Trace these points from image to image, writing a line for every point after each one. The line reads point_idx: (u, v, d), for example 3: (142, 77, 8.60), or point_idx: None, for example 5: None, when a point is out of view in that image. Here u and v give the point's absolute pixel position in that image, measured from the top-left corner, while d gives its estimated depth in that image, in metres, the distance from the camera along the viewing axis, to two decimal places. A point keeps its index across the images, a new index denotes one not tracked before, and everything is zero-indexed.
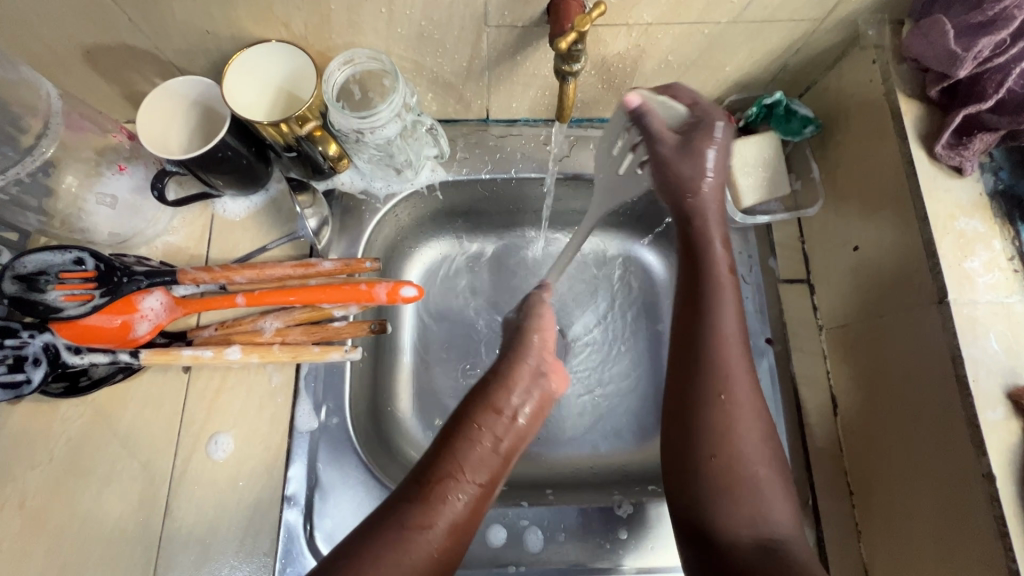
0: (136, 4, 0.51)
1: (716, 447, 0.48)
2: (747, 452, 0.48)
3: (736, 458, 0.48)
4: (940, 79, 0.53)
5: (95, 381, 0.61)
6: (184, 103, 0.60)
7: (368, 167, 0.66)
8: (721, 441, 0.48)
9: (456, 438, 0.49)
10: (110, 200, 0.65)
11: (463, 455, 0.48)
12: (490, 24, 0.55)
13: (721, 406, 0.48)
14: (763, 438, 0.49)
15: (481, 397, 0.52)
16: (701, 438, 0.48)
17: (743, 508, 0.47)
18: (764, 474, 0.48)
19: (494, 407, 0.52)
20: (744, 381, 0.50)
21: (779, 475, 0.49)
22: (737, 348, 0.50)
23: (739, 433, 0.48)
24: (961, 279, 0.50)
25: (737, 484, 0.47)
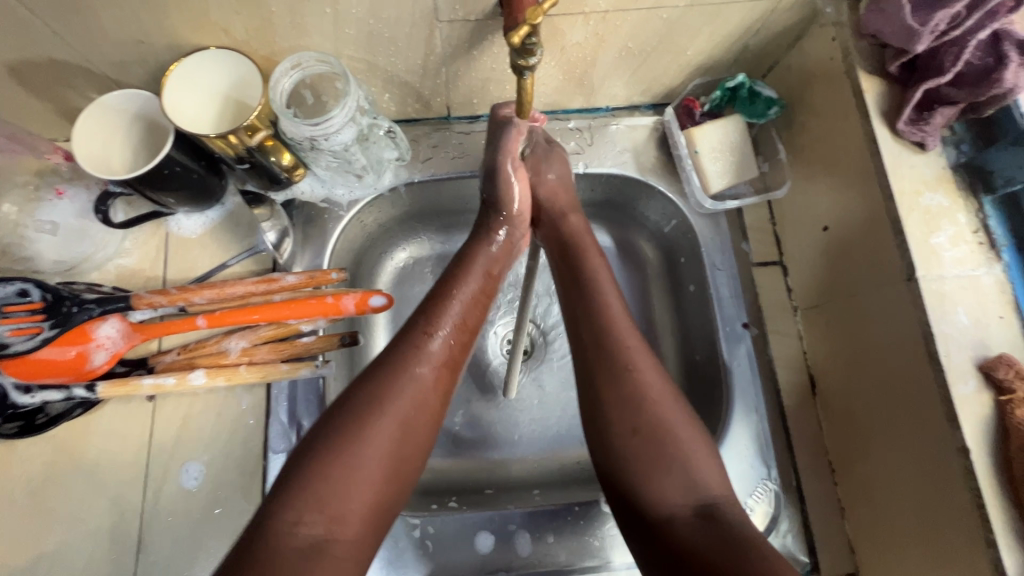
0: (60, 16, 0.48)
1: (635, 419, 0.48)
2: (670, 427, 0.48)
3: (652, 420, 0.48)
4: (899, 54, 0.52)
5: (52, 418, 0.58)
6: (124, 117, 0.57)
7: (327, 174, 0.64)
8: (639, 415, 0.48)
9: (405, 342, 0.52)
10: (50, 228, 0.61)
11: (413, 360, 0.50)
12: (441, 19, 0.53)
13: (633, 377, 0.50)
14: (679, 405, 0.50)
15: (420, 314, 0.54)
16: (616, 411, 0.49)
17: (672, 476, 0.46)
18: (691, 445, 0.48)
19: (438, 314, 0.54)
20: (648, 358, 0.51)
21: (704, 442, 0.49)
22: (631, 331, 0.53)
23: (653, 403, 0.49)
24: (929, 255, 0.50)
25: (660, 454, 0.47)
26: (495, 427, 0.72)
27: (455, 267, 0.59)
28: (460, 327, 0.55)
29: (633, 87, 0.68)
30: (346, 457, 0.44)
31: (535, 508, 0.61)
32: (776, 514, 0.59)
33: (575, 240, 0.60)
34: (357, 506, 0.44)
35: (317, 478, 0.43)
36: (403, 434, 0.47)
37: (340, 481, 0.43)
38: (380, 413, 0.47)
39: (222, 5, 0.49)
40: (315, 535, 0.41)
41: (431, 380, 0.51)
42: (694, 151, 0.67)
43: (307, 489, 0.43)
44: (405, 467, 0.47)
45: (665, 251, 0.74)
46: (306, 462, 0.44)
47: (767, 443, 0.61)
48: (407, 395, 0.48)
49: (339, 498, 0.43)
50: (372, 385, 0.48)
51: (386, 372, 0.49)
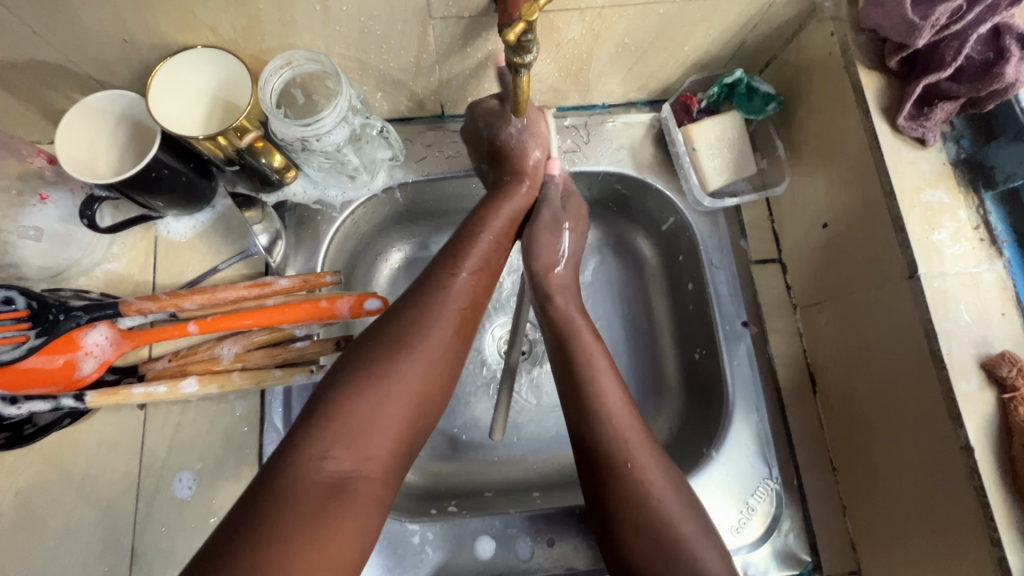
0: (39, 14, 0.46)
1: (637, 515, 0.47)
2: (674, 519, 0.47)
3: (655, 515, 0.47)
4: (899, 49, 0.51)
5: (40, 429, 0.57)
6: (109, 119, 0.55)
7: (319, 175, 0.63)
8: (643, 515, 0.47)
9: (431, 284, 0.53)
10: (35, 233, 0.59)
11: (438, 299, 0.51)
12: (434, 15, 0.51)
13: (629, 467, 0.49)
14: (683, 500, 0.49)
15: (445, 255, 0.55)
16: (617, 500, 0.48)
17: (680, 571, 0.45)
18: (696, 540, 0.46)
19: (462, 256, 0.55)
20: (648, 452, 0.50)
21: (707, 532, 0.47)
22: (632, 424, 0.52)
23: (659, 501, 0.48)
24: (930, 252, 0.50)
25: (666, 552, 0.45)
26: (494, 429, 0.71)
27: (482, 209, 0.59)
28: (483, 270, 0.56)
29: (629, 84, 0.67)
30: (374, 390, 0.45)
31: (535, 511, 0.60)
32: (778, 514, 0.58)
33: (567, 324, 0.58)
34: (383, 440, 0.44)
35: (346, 411, 0.43)
36: (429, 370, 0.48)
37: (367, 413, 0.44)
38: (407, 350, 0.48)
39: (207, 3, 0.47)
40: (341, 471, 0.41)
41: (455, 318, 0.51)
42: (692, 148, 0.66)
43: (336, 421, 0.43)
44: (429, 403, 0.48)
45: (664, 248, 0.73)
46: (333, 396, 0.44)
47: (767, 442, 0.61)
48: (433, 334, 0.49)
49: (365, 434, 0.43)
50: (399, 325, 0.49)
51: (413, 311, 0.50)
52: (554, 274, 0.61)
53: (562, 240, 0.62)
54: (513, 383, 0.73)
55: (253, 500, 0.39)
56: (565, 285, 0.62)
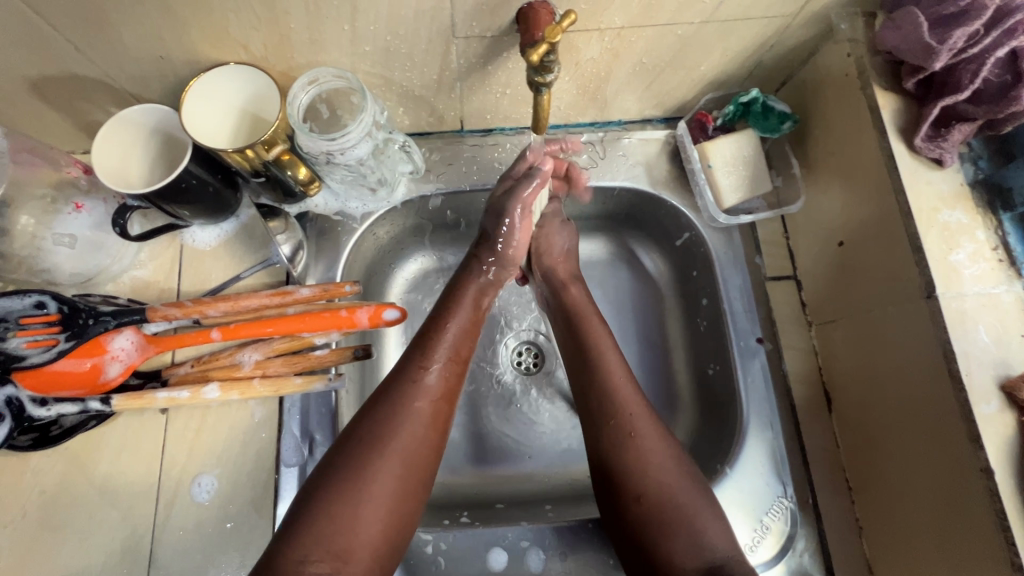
0: (82, 32, 0.49)
1: (640, 486, 0.50)
2: (673, 483, 0.50)
3: (660, 488, 0.49)
4: (915, 71, 0.52)
5: (66, 430, 0.58)
6: (142, 131, 0.57)
7: (341, 188, 0.64)
8: (645, 478, 0.50)
9: (400, 375, 0.53)
10: (70, 240, 0.61)
11: (410, 397, 0.51)
12: (458, 35, 0.53)
13: (633, 444, 0.52)
14: (681, 461, 0.51)
15: (415, 348, 0.55)
16: (624, 476, 0.50)
17: (683, 534, 0.47)
18: (692, 499, 0.49)
19: (431, 349, 0.55)
20: (647, 420, 0.53)
21: (704, 496, 0.50)
22: (637, 399, 0.54)
23: (657, 465, 0.50)
24: (948, 272, 0.50)
25: (670, 515, 0.48)
26: (506, 441, 0.71)
27: (447, 300, 0.60)
28: (454, 360, 0.56)
29: (645, 102, 0.68)
30: (348, 497, 0.46)
31: (546, 524, 0.60)
32: (792, 533, 0.58)
33: (577, 309, 0.62)
34: (363, 542, 0.46)
35: (321, 517, 0.45)
36: (403, 467, 0.48)
37: (345, 517, 0.45)
38: (382, 453, 0.48)
39: (242, 21, 0.49)
40: (321, 574, 0.43)
41: (430, 413, 0.52)
42: (707, 165, 0.67)
43: (309, 527, 0.44)
44: (410, 494, 0.49)
45: (681, 264, 0.73)
46: (316, 500, 0.46)
47: (782, 460, 0.60)
48: (406, 431, 0.50)
49: (343, 536, 0.45)
50: (373, 423, 0.49)
51: (386, 412, 0.50)
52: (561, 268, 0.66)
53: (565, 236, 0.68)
54: (525, 396, 0.73)
55: None
56: (573, 275, 0.66)
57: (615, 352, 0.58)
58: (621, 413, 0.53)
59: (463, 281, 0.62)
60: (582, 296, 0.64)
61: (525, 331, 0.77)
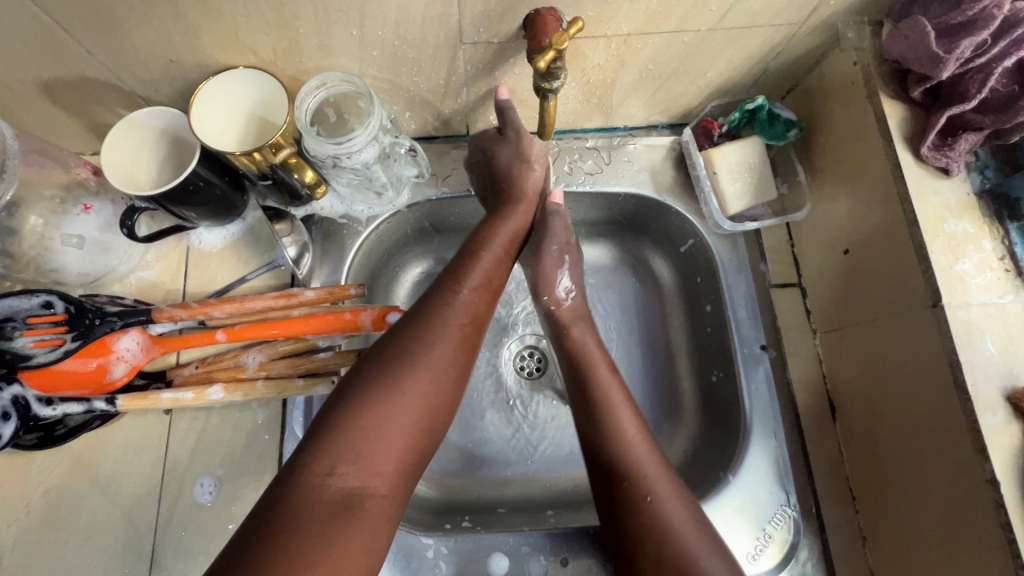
0: (94, 36, 0.49)
1: (658, 550, 0.46)
2: (694, 552, 0.46)
3: (681, 559, 0.45)
4: (922, 80, 0.52)
5: (71, 430, 0.58)
6: (151, 133, 0.58)
7: (347, 191, 0.65)
8: (664, 545, 0.46)
9: (431, 298, 0.52)
10: (77, 241, 0.62)
11: (442, 316, 0.50)
12: (466, 41, 0.53)
13: (650, 507, 0.48)
14: (702, 529, 0.48)
15: (446, 274, 0.54)
16: (638, 540, 0.47)
17: None
18: (717, 574, 0.45)
19: (464, 272, 0.54)
20: (666, 482, 0.50)
21: (728, 567, 0.46)
22: (653, 458, 0.51)
23: (678, 532, 0.47)
24: (954, 282, 0.50)
25: None
26: (508, 446, 0.71)
27: (483, 230, 0.59)
28: (486, 287, 0.55)
29: (651, 108, 0.68)
30: (376, 410, 0.44)
31: (548, 530, 0.60)
32: (795, 542, 0.58)
33: (581, 354, 0.60)
34: (389, 454, 0.43)
35: (348, 429, 0.42)
36: (433, 386, 0.47)
37: (373, 426, 0.43)
38: (413, 366, 0.46)
39: (252, 26, 0.50)
40: (346, 487, 0.40)
41: (461, 332, 0.50)
42: (713, 172, 0.67)
43: (337, 438, 0.42)
44: (438, 413, 0.47)
45: (686, 270, 0.73)
46: (342, 412, 0.43)
47: (786, 469, 0.60)
48: (437, 352, 0.48)
49: (370, 448, 0.42)
50: (403, 340, 0.48)
51: (417, 328, 0.49)
52: (563, 307, 0.64)
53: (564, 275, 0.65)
54: (528, 401, 0.73)
55: (265, 518, 0.38)
56: (578, 317, 0.63)
57: (609, 369, 0.58)
58: (633, 474, 0.50)
59: (494, 216, 0.61)
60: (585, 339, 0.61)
61: (528, 336, 0.77)
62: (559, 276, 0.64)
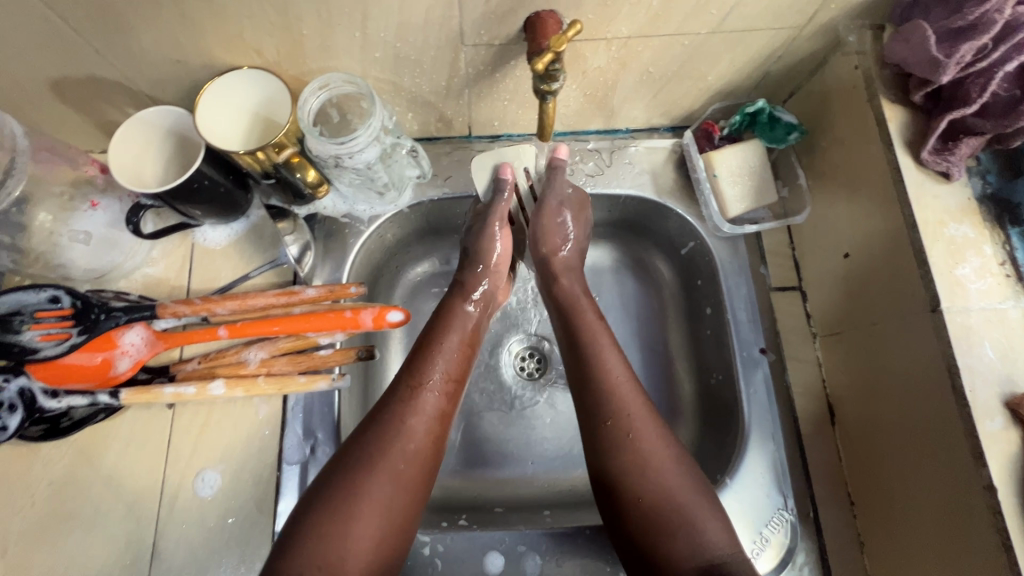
0: (102, 36, 0.50)
1: (638, 486, 0.50)
2: (672, 486, 0.50)
3: (660, 491, 0.50)
4: (923, 84, 0.52)
5: (76, 423, 0.59)
6: (157, 132, 0.59)
7: (350, 191, 0.65)
8: (643, 481, 0.50)
9: (394, 396, 0.54)
10: (84, 237, 0.63)
11: (404, 415, 0.53)
12: (466, 43, 0.54)
13: (633, 445, 0.52)
14: (682, 464, 0.52)
15: (405, 368, 0.57)
16: (621, 477, 0.51)
17: (682, 538, 0.48)
18: (692, 503, 0.49)
19: (425, 367, 0.56)
20: (649, 424, 0.53)
21: (705, 497, 0.50)
22: (637, 399, 0.54)
23: (656, 468, 0.51)
24: (953, 286, 0.49)
25: (668, 519, 0.49)
26: (507, 446, 0.72)
27: (439, 321, 0.61)
28: (447, 380, 0.57)
29: (652, 110, 0.68)
30: (341, 512, 0.47)
31: (544, 530, 0.60)
32: (793, 546, 0.57)
33: (572, 304, 0.62)
34: (356, 557, 0.46)
35: (315, 537, 0.46)
36: (395, 486, 0.50)
37: (338, 531, 0.46)
38: (372, 471, 0.49)
39: (256, 27, 0.50)
40: None
41: (423, 429, 0.53)
42: (712, 175, 0.67)
43: (304, 545, 0.45)
44: (402, 510, 0.50)
45: (687, 273, 0.73)
46: (309, 519, 0.47)
47: (783, 472, 0.60)
48: (399, 451, 0.51)
49: (337, 550, 0.46)
50: (366, 443, 0.51)
51: (378, 429, 0.52)
52: (559, 256, 0.65)
53: (566, 225, 0.65)
54: (527, 401, 0.74)
55: None
56: (571, 268, 0.65)
57: (618, 356, 0.57)
58: (620, 416, 0.53)
59: (455, 301, 0.63)
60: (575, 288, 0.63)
61: (527, 336, 0.77)
62: (558, 228, 0.65)
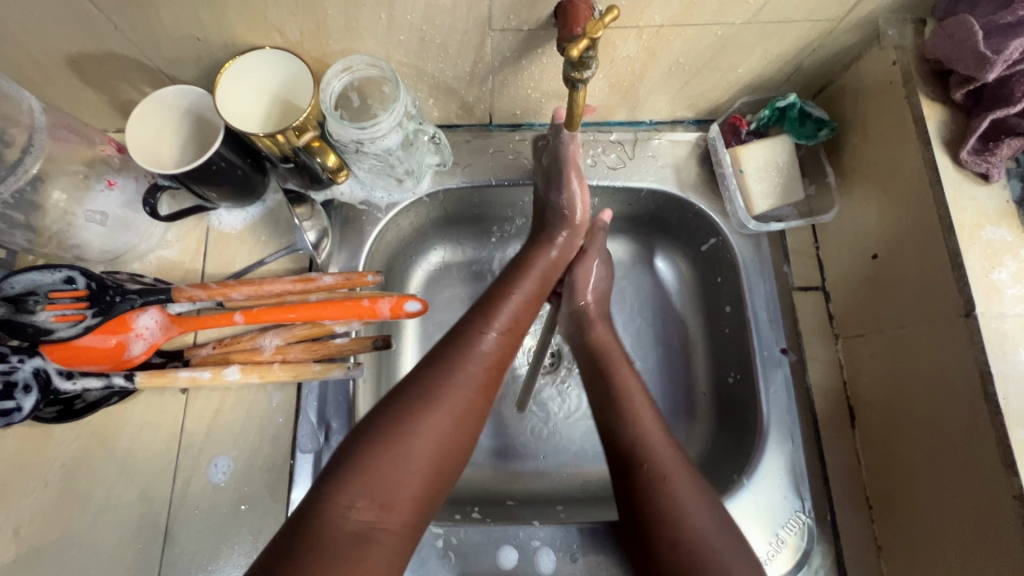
0: (122, 11, 0.49)
1: (674, 533, 0.47)
2: (712, 546, 0.46)
3: (695, 539, 0.46)
4: (965, 82, 0.50)
5: (90, 405, 0.59)
6: (175, 112, 0.58)
7: (368, 177, 0.64)
8: (676, 526, 0.47)
9: (458, 340, 0.53)
10: (99, 218, 0.62)
11: (465, 358, 0.52)
12: (494, 27, 0.52)
13: (666, 490, 0.49)
14: (714, 511, 0.48)
15: (474, 314, 0.56)
16: (654, 526, 0.48)
17: None
18: (729, 554, 0.46)
19: (492, 314, 0.55)
20: (683, 470, 0.50)
21: (740, 545, 0.47)
22: (668, 447, 0.52)
23: (693, 518, 0.47)
24: (989, 291, 0.48)
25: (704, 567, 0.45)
26: (519, 438, 0.71)
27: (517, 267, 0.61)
28: (510, 330, 0.56)
29: (679, 102, 0.67)
30: (396, 446, 0.45)
31: (559, 525, 0.60)
32: (808, 549, 0.57)
33: (603, 350, 0.61)
34: (405, 492, 0.45)
35: (368, 469, 0.44)
36: (453, 425, 0.48)
37: (391, 466, 0.44)
38: (434, 407, 0.48)
39: (279, 6, 0.49)
40: (366, 519, 0.42)
41: (482, 376, 0.52)
42: (739, 170, 0.65)
43: (356, 475, 0.44)
44: (453, 455, 0.48)
45: (708, 272, 0.72)
46: (357, 450, 0.45)
47: (801, 475, 0.59)
48: (459, 392, 0.49)
49: (389, 485, 0.44)
50: (424, 383, 0.49)
51: (439, 368, 0.51)
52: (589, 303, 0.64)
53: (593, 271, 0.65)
54: (542, 394, 0.73)
55: (288, 542, 0.40)
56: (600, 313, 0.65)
57: (646, 402, 0.56)
58: (647, 465, 0.50)
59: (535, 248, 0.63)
60: (608, 337, 0.62)
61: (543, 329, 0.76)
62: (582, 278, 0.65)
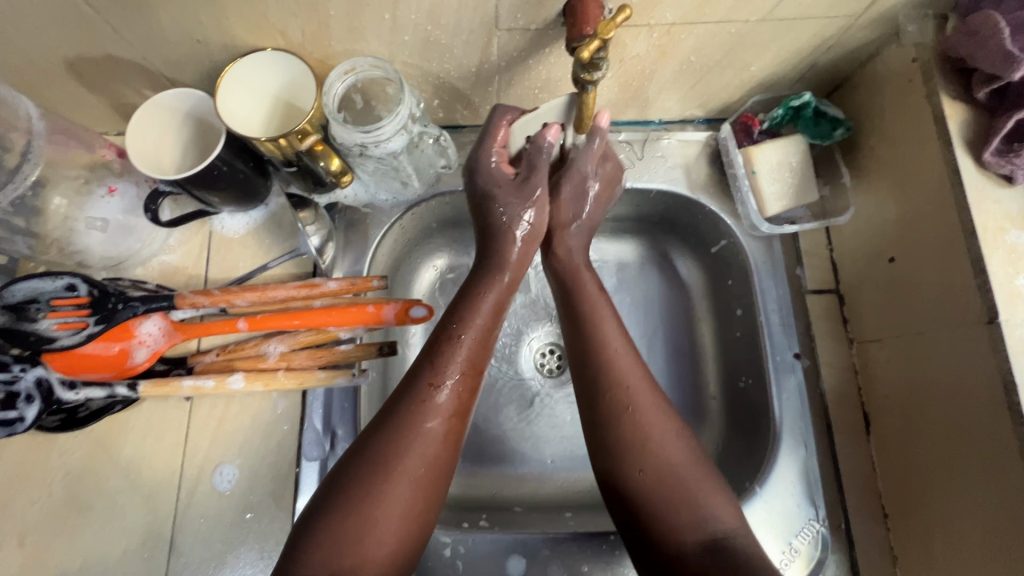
0: (121, 14, 0.48)
1: (642, 460, 0.47)
2: (693, 493, 0.46)
3: (662, 471, 0.47)
4: (989, 80, 0.49)
5: (94, 413, 0.58)
6: (175, 115, 0.56)
7: (371, 180, 0.62)
8: (644, 455, 0.47)
9: (408, 393, 0.49)
10: (101, 224, 0.61)
11: (418, 416, 0.48)
12: (501, 27, 0.51)
13: (631, 419, 0.49)
14: (687, 450, 0.48)
15: (425, 361, 0.51)
16: (619, 454, 0.48)
17: (682, 510, 0.45)
18: (699, 486, 0.46)
19: (446, 361, 0.51)
20: (658, 416, 0.49)
21: (710, 474, 0.48)
22: (645, 396, 0.50)
23: (669, 464, 0.47)
24: (1012, 297, 0.47)
25: (668, 495, 0.46)
26: (527, 444, 0.70)
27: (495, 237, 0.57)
28: (468, 373, 0.51)
29: (688, 102, 0.65)
30: (359, 515, 0.43)
31: (568, 533, 0.59)
32: (822, 558, 0.56)
33: (573, 279, 0.58)
34: (375, 547, 0.43)
35: (331, 540, 0.42)
36: (415, 488, 0.46)
37: (354, 533, 0.43)
38: (392, 474, 0.45)
39: (281, 8, 0.48)
40: None
41: (441, 434, 0.48)
42: (751, 171, 0.64)
43: (318, 546, 0.42)
44: (419, 519, 0.46)
45: (718, 275, 0.70)
46: (318, 521, 0.43)
47: (816, 483, 0.58)
48: (417, 450, 0.46)
49: (356, 550, 0.42)
50: (380, 446, 0.46)
51: (391, 427, 0.47)
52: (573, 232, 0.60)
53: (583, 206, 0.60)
54: (549, 398, 0.72)
55: None
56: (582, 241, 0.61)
57: (622, 336, 0.54)
58: (625, 411, 0.49)
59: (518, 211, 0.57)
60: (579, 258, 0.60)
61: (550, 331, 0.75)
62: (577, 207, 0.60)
